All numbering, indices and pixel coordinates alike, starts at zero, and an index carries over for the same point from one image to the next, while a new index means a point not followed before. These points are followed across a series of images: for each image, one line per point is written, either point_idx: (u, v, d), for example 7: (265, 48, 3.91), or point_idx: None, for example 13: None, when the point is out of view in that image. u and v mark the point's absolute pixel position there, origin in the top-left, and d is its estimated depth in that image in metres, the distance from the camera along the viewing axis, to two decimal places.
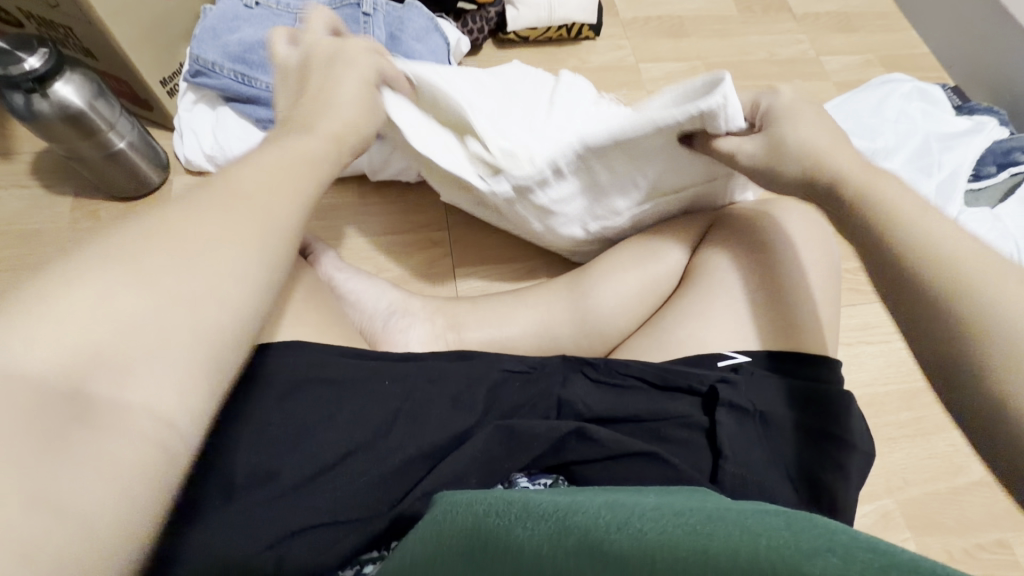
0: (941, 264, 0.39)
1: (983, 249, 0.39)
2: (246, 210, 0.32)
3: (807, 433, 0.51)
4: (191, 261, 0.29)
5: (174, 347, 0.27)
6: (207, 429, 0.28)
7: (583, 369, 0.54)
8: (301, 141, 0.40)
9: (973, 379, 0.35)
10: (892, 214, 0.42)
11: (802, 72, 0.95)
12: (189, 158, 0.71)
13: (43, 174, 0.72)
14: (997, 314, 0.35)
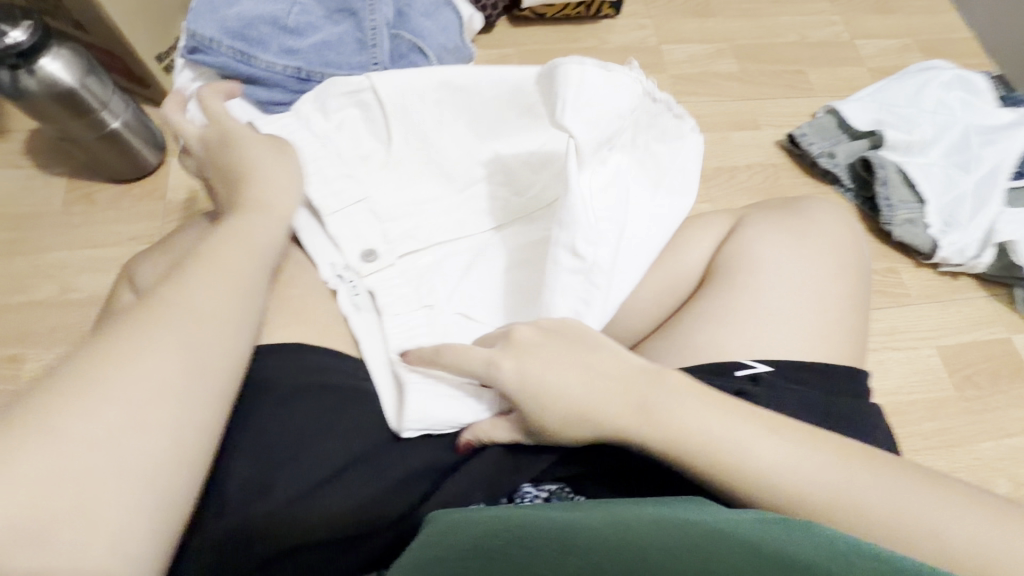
0: (789, 490, 0.38)
1: (795, 449, 0.39)
2: (193, 345, 0.37)
3: None
4: (135, 406, 0.34)
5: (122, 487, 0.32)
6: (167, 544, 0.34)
7: None
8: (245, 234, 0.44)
9: None
10: (726, 465, 0.39)
11: (834, 57, 0.89)
12: (186, 139, 0.67)
13: (36, 154, 0.69)
14: (905, 534, 0.35)
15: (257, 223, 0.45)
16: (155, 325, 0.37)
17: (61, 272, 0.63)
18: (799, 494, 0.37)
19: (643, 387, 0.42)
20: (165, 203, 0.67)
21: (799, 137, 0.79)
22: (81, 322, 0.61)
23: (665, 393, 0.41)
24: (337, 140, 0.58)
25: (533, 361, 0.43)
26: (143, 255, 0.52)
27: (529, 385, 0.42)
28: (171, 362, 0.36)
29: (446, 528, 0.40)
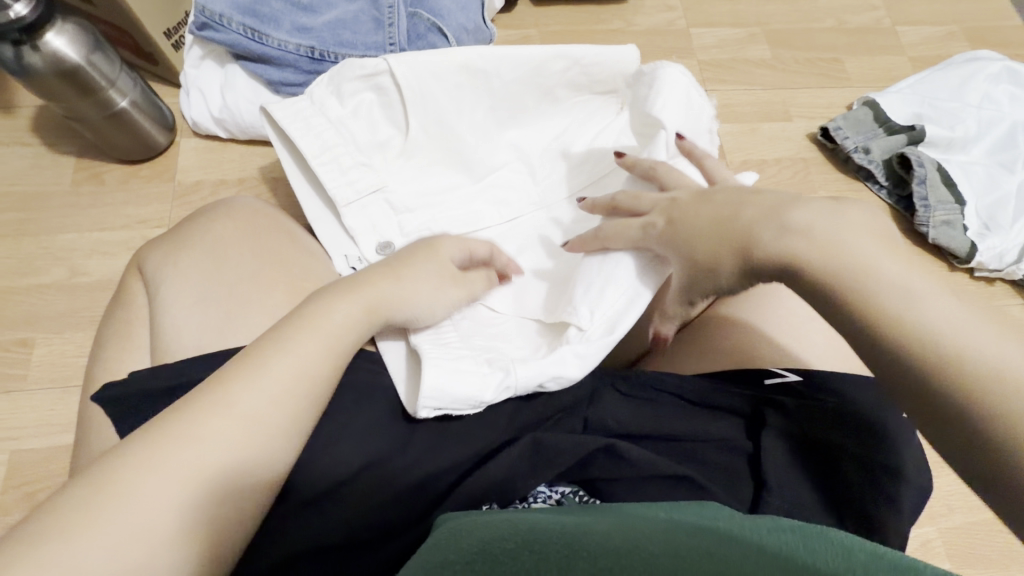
0: (914, 321, 0.35)
1: (934, 295, 0.36)
2: (245, 421, 0.37)
3: (860, 463, 0.47)
4: (185, 481, 0.34)
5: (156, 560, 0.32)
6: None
7: (614, 383, 0.51)
8: (325, 306, 0.42)
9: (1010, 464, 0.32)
10: (865, 281, 0.37)
11: (874, 44, 0.85)
12: (196, 121, 0.66)
13: (43, 132, 0.67)
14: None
15: (342, 311, 0.42)
16: (203, 422, 0.36)
17: (71, 255, 0.62)
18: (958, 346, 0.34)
19: (815, 218, 0.40)
20: (175, 186, 0.66)
21: (833, 130, 0.75)
22: (92, 306, 0.60)
23: (831, 226, 0.39)
24: (354, 127, 0.55)
25: (691, 213, 0.45)
26: (151, 243, 0.51)
27: (682, 231, 0.45)
28: (225, 436, 0.36)
29: (451, 532, 0.39)
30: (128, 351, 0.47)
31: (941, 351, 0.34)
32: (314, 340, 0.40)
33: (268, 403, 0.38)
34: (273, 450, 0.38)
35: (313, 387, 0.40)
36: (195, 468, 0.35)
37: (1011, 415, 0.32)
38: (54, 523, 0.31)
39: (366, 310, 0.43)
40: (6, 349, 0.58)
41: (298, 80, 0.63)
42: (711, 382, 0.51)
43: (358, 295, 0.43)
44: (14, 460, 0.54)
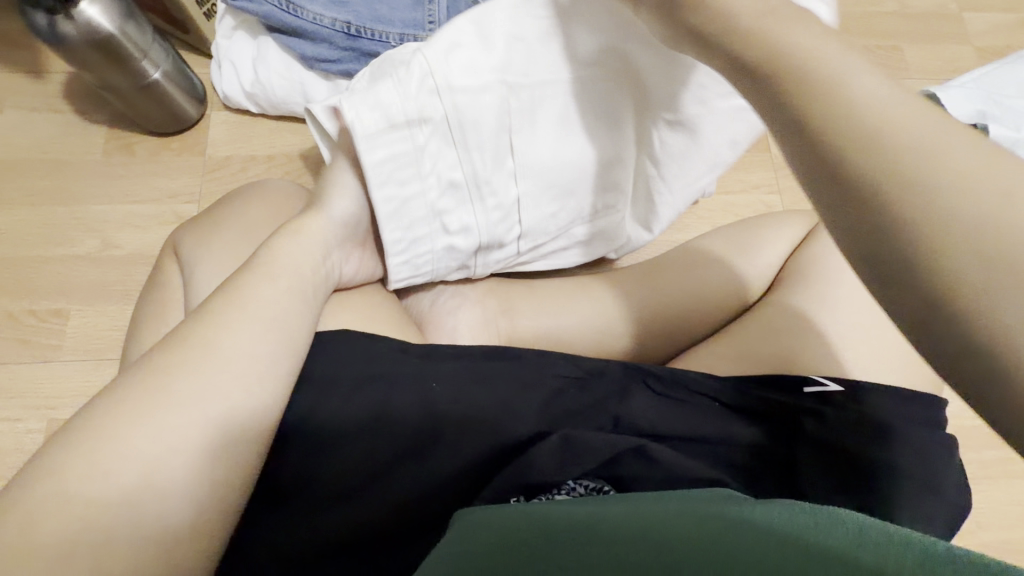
0: (838, 109, 0.26)
1: (891, 99, 0.26)
2: (218, 346, 0.39)
3: (899, 478, 0.46)
4: (168, 397, 0.36)
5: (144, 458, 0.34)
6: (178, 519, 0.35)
7: (645, 381, 0.51)
8: (291, 239, 0.46)
9: (944, 314, 0.23)
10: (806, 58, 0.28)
11: (936, 31, 0.80)
12: (227, 95, 0.65)
13: (75, 99, 0.66)
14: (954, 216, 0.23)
15: (290, 244, 0.46)
16: (188, 340, 0.39)
17: (103, 226, 0.62)
18: (917, 150, 0.24)
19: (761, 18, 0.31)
20: (206, 160, 0.65)
21: None
22: (124, 279, 0.61)
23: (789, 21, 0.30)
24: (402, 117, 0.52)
25: None
26: (186, 224, 0.50)
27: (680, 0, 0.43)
28: (201, 359, 0.38)
29: (476, 517, 0.40)
30: (161, 331, 0.47)
31: (879, 149, 0.25)
32: (270, 275, 0.44)
33: (242, 328, 0.40)
34: (263, 372, 0.40)
35: (287, 318, 0.43)
36: (178, 386, 0.37)
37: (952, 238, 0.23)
38: (50, 473, 0.33)
39: (295, 231, 0.47)
40: (41, 319, 0.59)
41: (333, 56, 0.61)
42: (745, 386, 0.50)
43: (309, 235, 0.48)
44: (49, 429, 0.56)
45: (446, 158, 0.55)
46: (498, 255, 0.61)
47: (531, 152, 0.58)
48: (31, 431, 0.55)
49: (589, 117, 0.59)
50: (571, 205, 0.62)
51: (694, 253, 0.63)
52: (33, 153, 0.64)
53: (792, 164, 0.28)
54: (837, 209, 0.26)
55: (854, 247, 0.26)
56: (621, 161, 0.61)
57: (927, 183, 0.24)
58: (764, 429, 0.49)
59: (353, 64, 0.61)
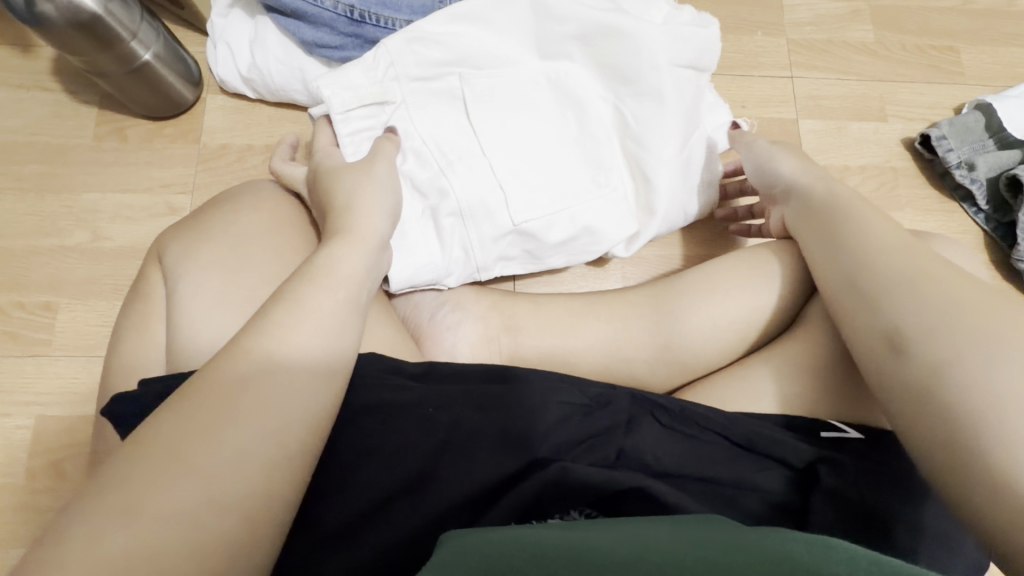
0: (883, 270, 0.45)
1: (931, 275, 0.43)
2: (280, 347, 0.36)
3: (918, 531, 0.43)
4: (232, 400, 0.33)
5: (201, 464, 0.31)
6: (234, 526, 0.30)
7: (654, 412, 0.48)
8: (341, 247, 0.42)
9: (944, 403, 0.37)
10: (870, 237, 0.48)
11: (999, 32, 0.75)
12: (223, 78, 0.61)
13: (64, 77, 0.63)
14: (955, 349, 0.38)
15: (348, 255, 0.42)
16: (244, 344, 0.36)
17: (95, 217, 0.60)
18: (935, 305, 0.41)
19: (846, 203, 0.51)
20: (201, 148, 0.62)
21: (936, 139, 0.68)
22: (115, 274, 0.59)
23: (857, 211, 0.50)
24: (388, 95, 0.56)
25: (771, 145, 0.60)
26: (173, 229, 0.47)
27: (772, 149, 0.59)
28: (265, 360, 0.35)
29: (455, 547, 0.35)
30: (149, 345, 0.45)
31: (902, 300, 0.43)
32: (333, 289, 0.40)
33: (298, 338, 0.37)
34: (324, 376, 0.37)
35: (344, 313, 0.39)
36: (242, 388, 0.34)
37: (949, 361, 0.38)
38: (104, 486, 0.29)
39: (359, 240, 0.43)
40: (30, 312, 0.57)
41: (334, 42, 0.57)
42: (759, 425, 0.47)
43: (366, 243, 0.44)
44: (38, 426, 0.55)
45: (413, 129, 0.56)
46: (490, 234, 0.58)
47: (500, 117, 0.59)
48: (20, 428, 0.55)
49: (565, 92, 0.61)
50: (564, 177, 0.60)
51: (718, 275, 0.56)
52: (22, 135, 0.61)
53: (830, 279, 0.48)
54: (859, 304, 0.45)
55: (888, 363, 0.42)
56: (608, 135, 0.62)
57: (922, 316, 0.41)
58: (780, 474, 0.46)
59: (355, 52, 0.58)
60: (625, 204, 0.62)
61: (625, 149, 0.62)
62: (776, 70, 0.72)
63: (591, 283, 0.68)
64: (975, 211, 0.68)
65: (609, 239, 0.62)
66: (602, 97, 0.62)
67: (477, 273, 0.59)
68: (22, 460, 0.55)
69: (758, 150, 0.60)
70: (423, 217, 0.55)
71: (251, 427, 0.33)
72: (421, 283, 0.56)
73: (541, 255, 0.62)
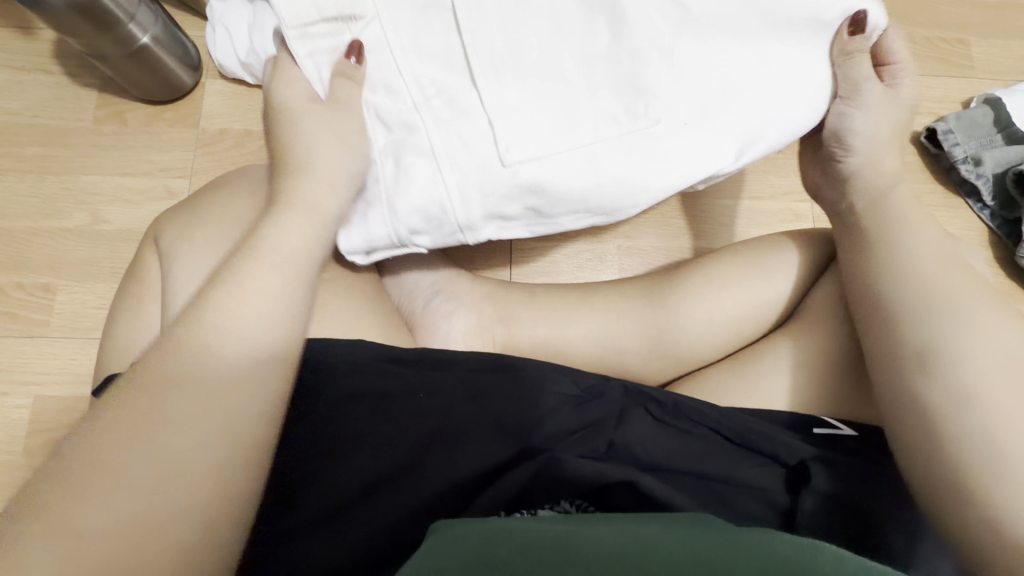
0: (912, 276, 0.44)
1: (952, 281, 0.43)
2: (212, 335, 0.34)
3: (909, 531, 0.43)
4: (162, 403, 0.31)
5: (140, 475, 0.29)
6: (191, 526, 0.30)
7: (647, 405, 0.47)
8: (291, 220, 0.40)
9: (939, 415, 0.39)
10: (912, 240, 0.46)
11: (1011, 25, 0.73)
12: (222, 62, 0.61)
13: (65, 60, 0.63)
14: (963, 363, 0.39)
15: (285, 221, 0.40)
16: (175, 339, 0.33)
17: (94, 199, 0.60)
18: (949, 315, 0.41)
19: (900, 205, 0.49)
20: (200, 133, 0.62)
21: (942, 133, 0.66)
22: (114, 257, 0.59)
23: (903, 212, 0.48)
24: (357, 5, 0.47)
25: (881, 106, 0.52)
26: (169, 213, 0.48)
27: (875, 112, 0.51)
28: (193, 353, 0.33)
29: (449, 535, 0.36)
30: (140, 327, 0.45)
31: (920, 306, 0.42)
32: (268, 269, 0.37)
33: (233, 318, 0.34)
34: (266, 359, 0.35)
35: (288, 292, 0.37)
36: (174, 388, 0.32)
37: (958, 374, 0.39)
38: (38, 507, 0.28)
39: (311, 213, 0.41)
40: (31, 294, 0.58)
41: None
42: (753, 419, 0.47)
43: (318, 213, 0.41)
44: (37, 405, 0.56)
45: (387, 48, 0.47)
46: (479, 185, 0.47)
47: (489, 34, 0.47)
48: (19, 407, 0.56)
49: (574, 2, 0.48)
50: (565, 117, 0.48)
51: (713, 270, 0.56)
52: (22, 117, 0.62)
53: (870, 281, 0.46)
54: (883, 317, 0.44)
55: (893, 366, 0.42)
56: (630, 55, 0.47)
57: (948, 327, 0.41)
58: (770, 469, 0.46)
59: None
60: (679, 138, 0.48)
61: (680, 67, 0.48)
62: None
63: (588, 274, 0.68)
64: (981, 207, 0.66)
65: (648, 191, 0.49)
66: (621, 2, 0.47)
67: (459, 233, 0.49)
68: (20, 439, 0.56)
69: (863, 112, 0.51)
70: (387, 156, 0.47)
71: (189, 428, 0.31)
72: (380, 244, 0.49)
73: (550, 214, 0.50)
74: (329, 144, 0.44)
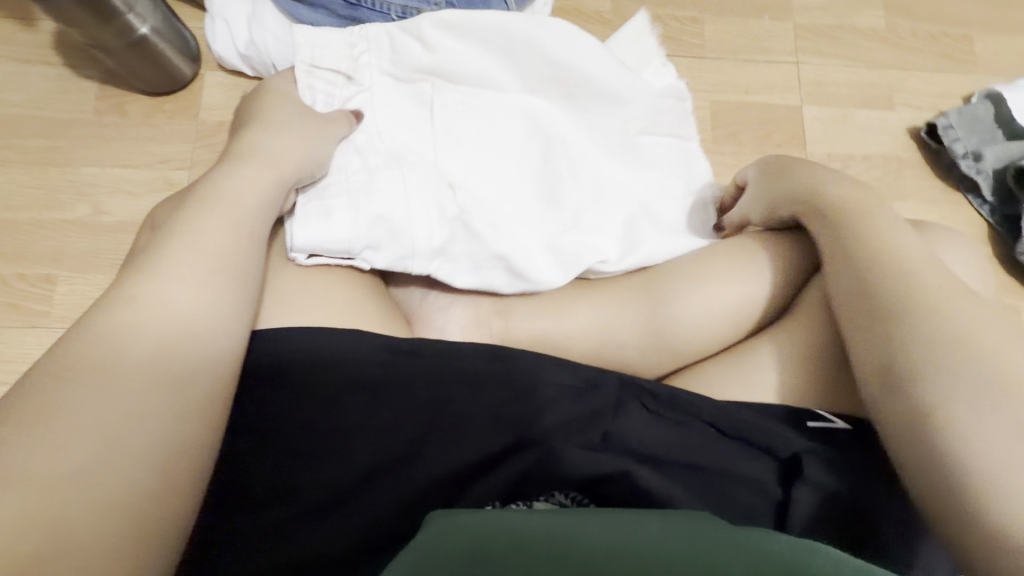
0: (893, 270, 0.43)
1: (935, 279, 0.42)
2: (154, 300, 0.36)
3: (900, 525, 0.44)
4: (111, 362, 0.33)
5: (90, 428, 0.31)
6: (142, 475, 0.32)
7: (642, 398, 0.47)
8: (237, 195, 0.43)
9: (924, 410, 0.38)
10: (888, 243, 0.45)
11: (1014, 19, 0.73)
12: (222, 55, 0.61)
13: (65, 51, 0.63)
14: (947, 356, 0.38)
15: (241, 173, 0.45)
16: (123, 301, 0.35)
17: (94, 191, 0.61)
18: (930, 310, 0.40)
19: (872, 205, 0.49)
20: (200, 125, 0.62)
21: (943, 129, 0.66)
22: (115, 248, 0.60)
23: (878, 213, 0.48)
24: (359, 74, 0.57)
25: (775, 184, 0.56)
26: (165, 203, 0.48)
27: (770, 189, 0.57)
28: (136, 316, 0.35)
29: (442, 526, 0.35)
30: None
31: (903, 301, 0.41)
32: (220, 214, 0.41)
33: (183, 284, 0.37)
34: (214, 324, 0.38)
35: (235, 262, 0.40)
36: (123, 347, 0.34)
37: (944, 366, 0.38)
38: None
39: (268, 166, 0.46)
40: (32, 285, 0.58)
41: (329, 25, 0.59)
42: (748, 413, 0.47)
43: (267, 187, 0.45)
44: None
45: (378, 116, 0.56)
46: (430, 225, 0.54)
47: (467, 126, 0.59)
48: None
49: (534, 118, 0.61)
50: (518, 200, 0.59)
51: (710, 265, 0.56)
52: (23, 109, 0.62)
53: (840, 299, 0.46)
54: (860, 327, 0.43)
55: (876, 361, 0.41)
56: (571, 171, 0.61)
57: (933, 320, 0.40)
58: (765, 461, 0.46)
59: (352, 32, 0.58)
60: (603, 252, 0.59)
61: (613, 181, 0.62)
62: (784, 56, 0.71)
63: None
64: (982, 203, 0.66)
65: (570, 261, 0.57)
66: (572, 126, 0.63)
67: (400, 262, 0.53)
68: None
69: (750, 198, 0.59)
70: (362, 174, 0.54)
71: (137, 384, 0.33)
72: (331, 249, 0.50)
73: (480, 270, 0.55)
74: (291, 120, 0.51)
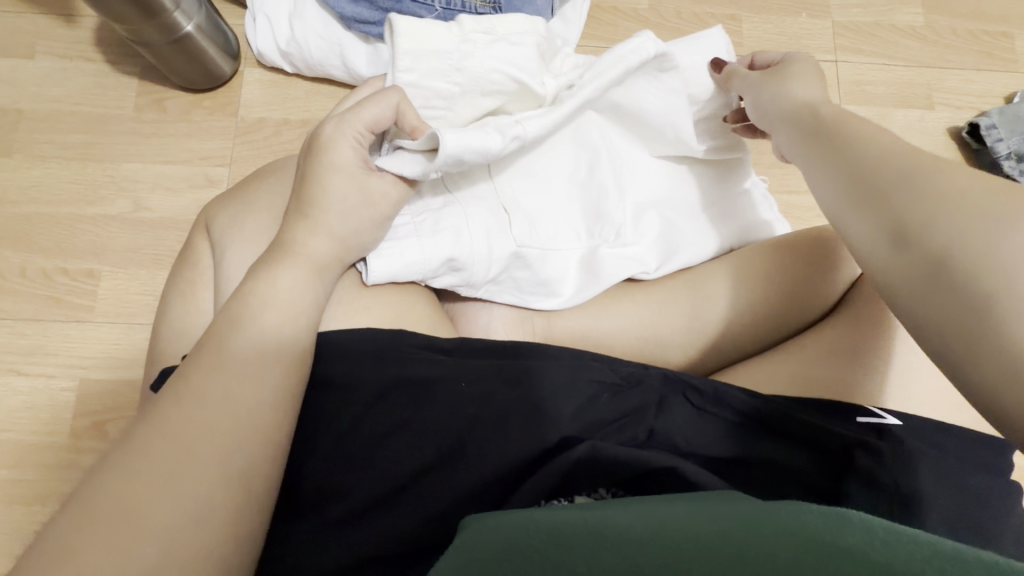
0: (879, 155, 0.37)
1: (914, 148, 0.36)
2: (208, 383, 0.38)
3: (961, 528, 0.43)
4: (169, 438, 0.35)
5: (147, 500, 0.33)
6: (193, 540, 0.33)
7: (687, 393, 0.47)
8: (285, 267, 0.43)
9: (954, 279, 0.30)
10: (865, 139, 0.39)
11: None
12: (262, 51, 0.61)
13: (105, 47, 0.63)
14: (952, 204, 0.31)
15: (289, 278, 0.43)
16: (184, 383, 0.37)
17: (135, 186, 0.61)
18: (926, 169, 0.33)
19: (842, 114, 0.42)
20: (239, 122, 0.63)
21: (985, 128, 0.66)
22: (155, 243, 0.60)
23: (848, 119, 0.42)
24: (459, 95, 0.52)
25: (783, 75, 0.51)
26: (219, 202, 0.50)
27: (782, 76, 0.50)
28: (190, 400, 0.37)
29: (476, 531, 0.36)
30: (194, 314, 0.47)
31: (898, 168, 0.35)
32: (279, 308, 0.42)
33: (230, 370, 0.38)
34: (258, 395, 0.38)
35: (282, 351, 0.40)
36: (180, 424, 0.36)
37: (958, 216, 0.30)
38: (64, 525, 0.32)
39: (304, 263, 0.44)
40: (74, 280, 0.59)
41: (371, 18, 0.57)
42: (795, 410, 0.47)
43: (313, 254, 0.44)
44: (83, 389, 0.58)
45: None
46: (491, 253, 0.51)
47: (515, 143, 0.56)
48: (65, 390, 0.58)
49: (585, 132, 0.58)
50: (569, 215, 0.57)
51: (751, 266, 0.57)
52: (65, 104, 0.62)
53: (815, 188, 0.40)
54: (846, 204, 0.37)
55: (881, 239, 0.34)
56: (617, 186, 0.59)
57: (930, 180, 0.33)
58: (813, 458, 0.45)
59: None
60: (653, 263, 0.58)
61: (655, 194, 0.61)
62: (821, 53, 0.70)
63: None
64: None
65: (615, 276, 0.56)
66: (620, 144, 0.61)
67: (459, 286, 0.52)
68: (66, 421, 0.57)
69: (774, 85, 0.50)
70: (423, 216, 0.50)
71: (189, 457, 0.35)
72: (403, 278, 0.48)
73: (528, 295, 0.54)
74: (346, 195, 0.46)
